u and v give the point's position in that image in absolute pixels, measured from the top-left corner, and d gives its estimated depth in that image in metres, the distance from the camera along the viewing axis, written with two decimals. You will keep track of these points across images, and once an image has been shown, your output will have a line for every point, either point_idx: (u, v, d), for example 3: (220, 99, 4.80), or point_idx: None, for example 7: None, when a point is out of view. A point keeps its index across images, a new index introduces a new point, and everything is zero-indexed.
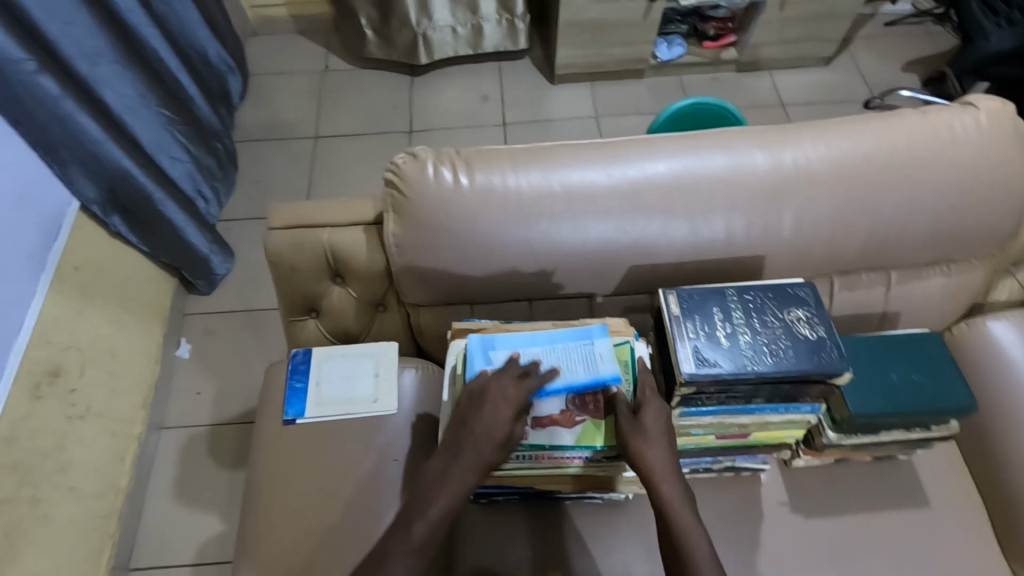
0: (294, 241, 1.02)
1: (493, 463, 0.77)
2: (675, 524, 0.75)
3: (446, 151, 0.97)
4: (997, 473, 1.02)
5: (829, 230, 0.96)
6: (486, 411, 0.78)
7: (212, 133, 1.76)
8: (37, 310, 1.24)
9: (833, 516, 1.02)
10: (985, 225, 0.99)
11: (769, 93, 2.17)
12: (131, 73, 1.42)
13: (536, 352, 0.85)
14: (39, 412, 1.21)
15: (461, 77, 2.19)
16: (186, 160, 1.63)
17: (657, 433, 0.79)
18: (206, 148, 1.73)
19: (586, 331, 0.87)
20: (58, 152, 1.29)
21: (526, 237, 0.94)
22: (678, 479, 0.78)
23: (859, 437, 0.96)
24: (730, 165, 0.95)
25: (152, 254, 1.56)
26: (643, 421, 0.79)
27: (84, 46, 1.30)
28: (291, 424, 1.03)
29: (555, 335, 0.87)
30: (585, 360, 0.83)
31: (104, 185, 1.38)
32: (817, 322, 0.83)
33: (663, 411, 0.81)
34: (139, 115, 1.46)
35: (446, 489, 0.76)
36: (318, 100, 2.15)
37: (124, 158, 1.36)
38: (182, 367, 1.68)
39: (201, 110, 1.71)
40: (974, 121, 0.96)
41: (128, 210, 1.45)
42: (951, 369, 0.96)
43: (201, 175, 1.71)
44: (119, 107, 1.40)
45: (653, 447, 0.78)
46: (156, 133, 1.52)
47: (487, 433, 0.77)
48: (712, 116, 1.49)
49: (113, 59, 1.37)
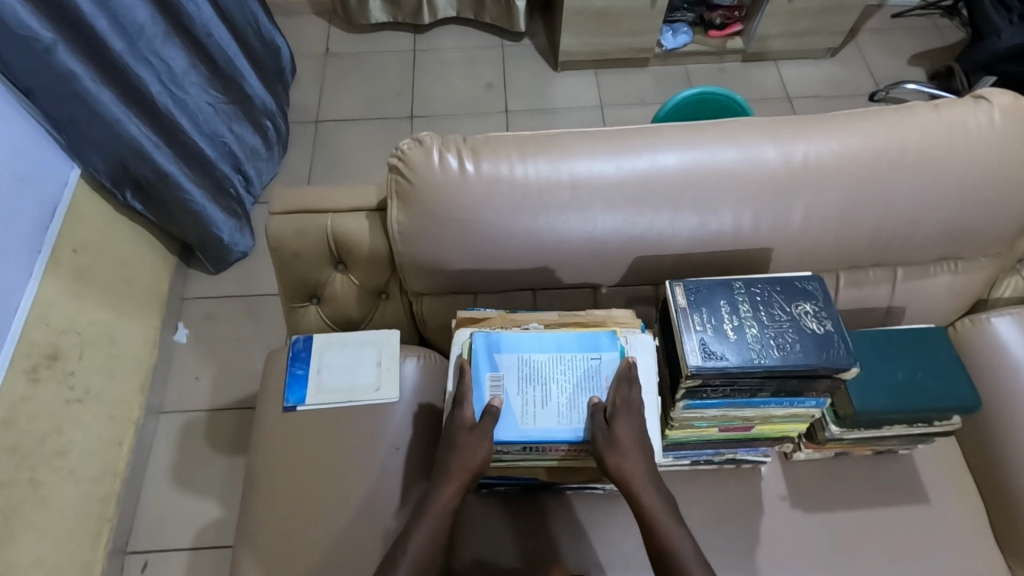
0: (297, 226, 1.01)
1: (471, 473, 0.81)
2: (659, 531, 0.78)
3: (453, 137, 0.96)
4: (999, 473, 1.03)
5: (838, 224, 0.95)
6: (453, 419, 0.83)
7: (264, 112, 1.73)
8: (35, 292, 1.22)
9: (833, 512, 1.02)
10: (996, 222, 0.98)
11: (775, 85, 2.15)
12: (170, 49, 1.40)
13: (543, 360, 0.85)
14: (38, 395, 1.20)
15: (465, 62, 2.16)
16: (228, 139, 1.62)
17: (631, 447, 0.79)
18: (253, 127, 1.71)
19: (596, 341, 0.87)
20: (75, 126, 1.27)
21: (533, 227, 0.93)
22: (657, 487, 0.79)
23: (861, 432, 0.96)
24: (741, 157, 0.93)
25: (163, 225, 1.56)
26: (617, 438, 0.78)
27: (122, 21, 1.27)
28: (291, 411, 1.03)
29: (563, 342, 0.86)
30: (594, 393, 0.83)
31: (116, 161, 1.36)
32: (825, 316, 0.82)
33: (635, 420, 0.80)
34: (178, 92, 1.44)
35: (427, 518, 0.81)
36: (320, 82, 2.12)
37: (142, 136, 1.35)
38: (180, 352, 1.67)
39: (254, 88, 1.66)
40: (987, 117, 0.95)
41: (139, 186, 1.44)
42: (956, 367, 0.95)
43: (243, 154, 1.69)
44: (157, 85, 1.37)
45: (628, 461, 0.79)
46: (197, 110, 1.51)
47: (454, 450, 0.81)
48: (718, 106, 1.48)
49: (152, 35, 1.35)
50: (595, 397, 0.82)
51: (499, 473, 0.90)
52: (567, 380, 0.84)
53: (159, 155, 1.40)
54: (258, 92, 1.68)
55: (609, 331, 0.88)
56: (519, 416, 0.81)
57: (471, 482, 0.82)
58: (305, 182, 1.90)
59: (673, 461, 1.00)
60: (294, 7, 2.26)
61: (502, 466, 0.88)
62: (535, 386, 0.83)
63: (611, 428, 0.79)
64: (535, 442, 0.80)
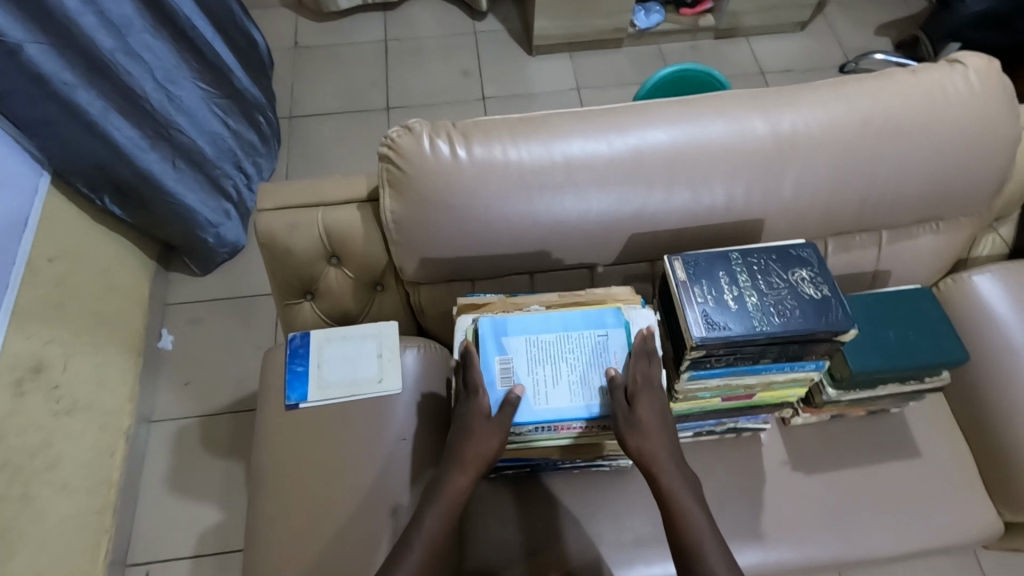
0: (288, 221, 0.99)
1: (484, 460, 0.81)
2: (676, 507, 0.78)
3: (442, 124, 0.95)
4: (986, 424, 1.07)
5: (826, 192, 0.97)
6: (468, 400, 0.83)
7: (256, 106, 1.69)
8: (12, 303, 1.17)
9: (832, 473, 1.05)
10: (975, 182, 1.01)
11: (748, 61, 2.17)
12: (160, 43, 1.35)
13: (550, 340, 0.85)
14: (24, 409, 1.16)
15: (440, 50, 2.14)
16: (222, 134, 1.58)
17: (650, 424, 0.80)
18: (246, 121, 1.68)
19: (601, 319, 0.87)
20: (56, 126, 1.23)
21: (529, 209, 0.93)
22: (677, 465, 0.80)
23: (858, 392, 0.99)
24: (731, 131, 0.94)
25: (137, 227, 1.53)
26: (637, 415, 0.80)
27: (109, 16, 1.22)
28: (294, 408, 1.02)
29: (569, 321, 0.87)
30: (603, 369, 0.84)
31: (95, 164, 1.32)
32: (821, 282, 0.84)
33: (655, 400, 0.81)
34: (172, 88, 1.40)
35: (442, 502, 0.81)
36: (292, 76, 2.08)
37: (128, 140, 1.33)
38: (166, 359, 1.63)
39: (242, 82, 1.61)
40: (963, 80, 0.98)
41: (118, 190, 1.41)
42: (943, 324, 0.99)
43: (242, 150, 1.67)
44: (150, 82, 1.33)
45: (648, 438, 0.80)
46: (192, 106, 1.47)
47: (468, 437, 0.81)
48: (697, 83, 1.49)
49: (141, 29, 1.30)
50: (612, 370, 0.82)
51: (510, 455, 0.90)
52: (575, 358, 0.85)
53: (145, 156, 1.38)
54: (248, 86, 1.63)
55: (614, 309, 0.88)
56: (531, 397, 0.82)
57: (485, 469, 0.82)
58: (283, 178, 1.86)
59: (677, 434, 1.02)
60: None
61: (514, 448, 0.88)
62: (544, 366, 0.84)
63: (631, 407, 0.80)
64: (550, 421, 0.81)
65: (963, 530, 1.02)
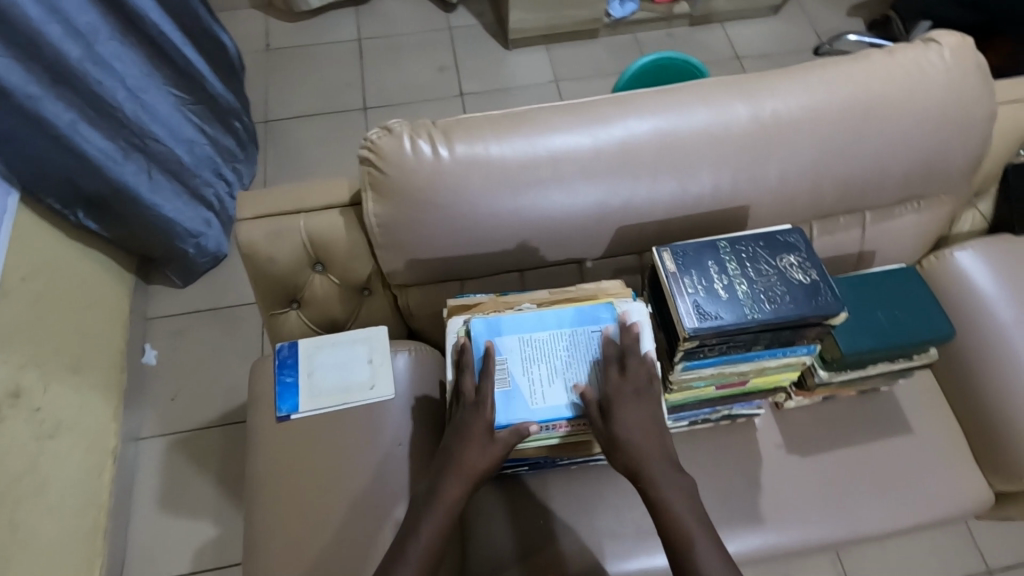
0: (269, 230, 0.97)
1: (482, 475, 0.80)
2: (666, 516, 0.75)
3: (423, 123, 0.93)
4: (974, 398, 1.09)
5: (810, 176, 0.98)
6: (468, 414, 0.81)
7: (232, 112, 1.65)
8: None
9: (826, 454, 1.06)
10: (954, 160, 1.02)
11: (723, 47, 2.17)
12: (128, 50, 1.31)
13: (545, 339, 0.84)
14: (5, 435, 1.13)
15: (415, 47, 2.11)
16: (197, 141, 1.55)
17: (628, 434, 0.78)
18: (223, 127, 1.65)
19: (594, 314, 0.86)
20: (25, 140, 1.19)
21: (515, 206, 0.92)
22: (662, 473, 0.77)
23: (848, 373, 1.00)
24: (713, 118, 0.94)
25: (114, 241, 1.49)
26: (614, 431, 0.78)
27: (74, 24, 1.17)
28: (286, 420, 1.00)
29: (563, 318, 0.86)
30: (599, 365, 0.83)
31: (68, 178, 1.29)
32: (810, 266, 0.84)
33: (633, 409, 0.79)
34: (142, 97, 1.36)
35: (437, 510, 0.79)
36: (265, 79, 2.04)
37: (102, 151, 1.30)
38: (151, 375, 1.60)
39: (216, 88, 1.55)
40: (938, 58, 0.98)
41: (93, 204, 1.37)
42: (930, 301, 1.00)
43: (219, 157, 1.64)
44: (122, 91, 1.30)
45: (628, 449, 0.78)
46: (164, 114, 1.43)
47: (469, 454, 0.79)
48: (675, 72, 1.48)
49: (109, 36, 1.26)
50: (581, 387, 0.81)
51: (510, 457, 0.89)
52: (570, 355, 0.84)
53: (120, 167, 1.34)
54: (222, 91, 1.57)
55: (607, 304, 0.88)
56: (529, 397, 0.81)
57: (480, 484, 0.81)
58: (262, 184, 1.83)
59: (673, 424, 1.02)
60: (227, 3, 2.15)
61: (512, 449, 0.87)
62: (542, 367, 0.83)
63: (607, 419, 0.79)
64: (549, 420, 0.81)
65: (954, 501, 1.04)
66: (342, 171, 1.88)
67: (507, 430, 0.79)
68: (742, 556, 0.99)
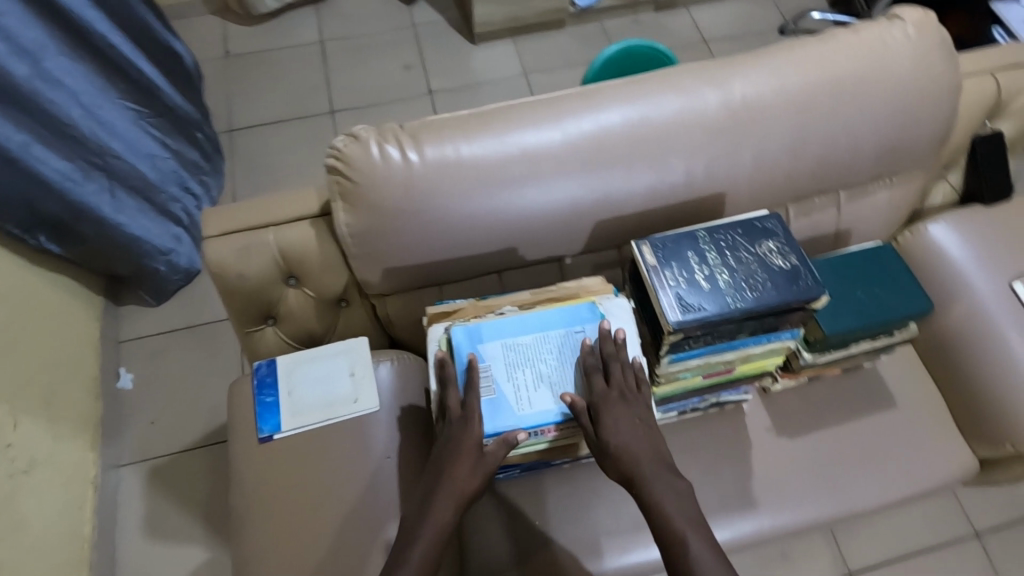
0: (237, 246, 0.94)
1: (471, 488, 0.78)
2: (661, 523, 0.74)
3: (390, 127, 0.91)
4: (954, 368, 1.10)
5: (783, 159, 0.97)
6: (455, 426, 0.79)
7: (193, 123, 1.59)
8: None
9: (815, 434, 1.07)
10: (924, 135, 1.02)
11: (690, 31, 2.17)
12: (79, 65, 1.25)
13: (528, 343, 0.83)
14: None
15: (380, 46, 2.07)
16: (159, 155, 1.49)
17: (617, 442, 0.77)
18: (185, 139, 1.59)
19: (577, 314, 0.85)
20: None
21: (490, 207, 0.90)
22: (655, 479, 0.76)
23: (832, 354, 1.00)
24: (684, 106, 0.93)
25: (79, 262, 1.44)
26: (602, 438, 0.78)
27: (19, 41, 1.12)
28: (268, 440, 0.97)
29: (545, 321, 0.85)
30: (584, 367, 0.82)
31: (26, 202, 1.23)
32: (789, 251, 0.84)
33: (620, 416, 0.78)
34: (97, 113, 1.30)
35: (429, 526, 0.76)
36: (227, 88, 1.98)
37: (60, 172, 1.25)
38: (128, 400, 1.55)
39: (174, 99, 1.50)
40: (903, 34, 0.98)
41: (54, 226, 1.32)
42: (907, 278, 1.01)
43: (184, 170, 1.59)
44: (75, 108, 1.25)
45: (619, 456, 0.77)
46: (121, 128, 1.38)
47: (458, 464, 0.77)
48: (644, 59, 1.47)
49: (58, 51, 1.20)
50: (569, 396, 0.78)
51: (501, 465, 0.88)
52: (554, 358, 0.83)
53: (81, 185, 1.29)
54: (181, 102, 1.52)
55: (589, 303, 0.87)
56: (516, 402, 0.80)
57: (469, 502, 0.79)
58: (231, 196, 1.78)
59: (662, 416, 1.01)
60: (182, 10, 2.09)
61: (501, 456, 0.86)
62: (527, 371, 0.82)
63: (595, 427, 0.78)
64: (538, 426, 0.80)
65: (941, 471, 1.06)
66: (313, 177, 1.84)
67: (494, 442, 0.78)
68: (738, 541, 1.00)
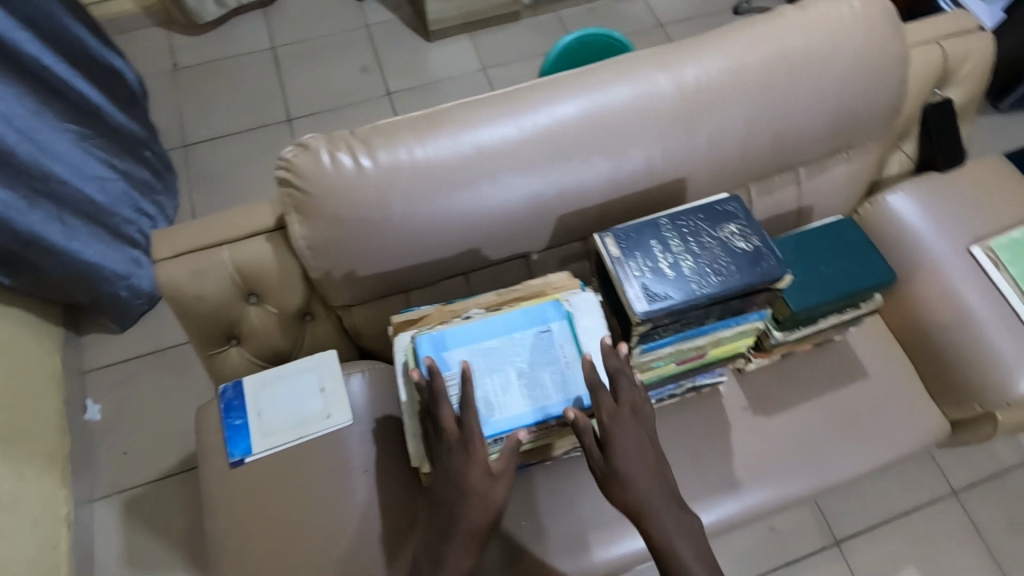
0: (191, 267, 0.91)
1: (486, 521, 0.76)
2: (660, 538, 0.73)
3: (340, 134, 0.88)
4: (922, 333, 1.12)
5: (741, 140, 0.97)
6: (456, 455, 0.75)
7: (140, 141, 1.55)
8: None
9: (792, 410, 1.08)
10: (877, 107, 1.03)
11: (646, 15, 2.16)
12: (12, 88, 1.18)
13: (494, 347, 0.82)
14: None
15: (333, 50, 2.02)
16: (108, 177, 1.44)
17: (627, 468, 0.75)
18: (135, 159, 1.54)
19: (542, 313, 0.84)
20: None
21: (450, 209, 0.88)
22: (667, 506, 0.75)
23: (801, 330, 1.01)
24: (637, 94, 0.92)
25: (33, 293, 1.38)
26: (612, 462, 0.75)
27: None
28: (240, 464, 0.94)
29: (510, 322, 0.83)
30: (553, 366, 0.81)
31: None
32: (750, 233, 0.84)
33: (629, 437, 0.76)
34: (37, 137, 1.24)
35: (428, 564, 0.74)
36: (177, 102, 1.92)
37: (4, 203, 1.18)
38: (96, 432, 1.50)
39: (116, 117, 1.45)
40: (849, 8, 0.99)
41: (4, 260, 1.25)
42: (870, 250, 1.02)
43: (136, 190, 1.54)
44: (14, 134, 1.17)
45: (628, 482, 0.75)
46: (65, 152, 1.31)
47: (470, 497, 0.75)
48: (600, 48, 1.46)
49: None
50: (571, 411, 0.75)
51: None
52: (522, 359, 0.81)
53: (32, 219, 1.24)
54: (125, 120, 1.49)
55: (552, 300, 0.85)
56: (486, 406, 0.79)
57: (484, 539, 0.77)
58: (189, 214, 1.73)
59: None
60: (124, 24, 2.01)
61: None
62: (495, 373, 0.80)
63: (604, 451, 0.76)
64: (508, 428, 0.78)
65: (915, 435, 1.08)
66: (273, 188, 1.80)
67: (501, 459, 0.76)
68: (723, 523, 1.00)
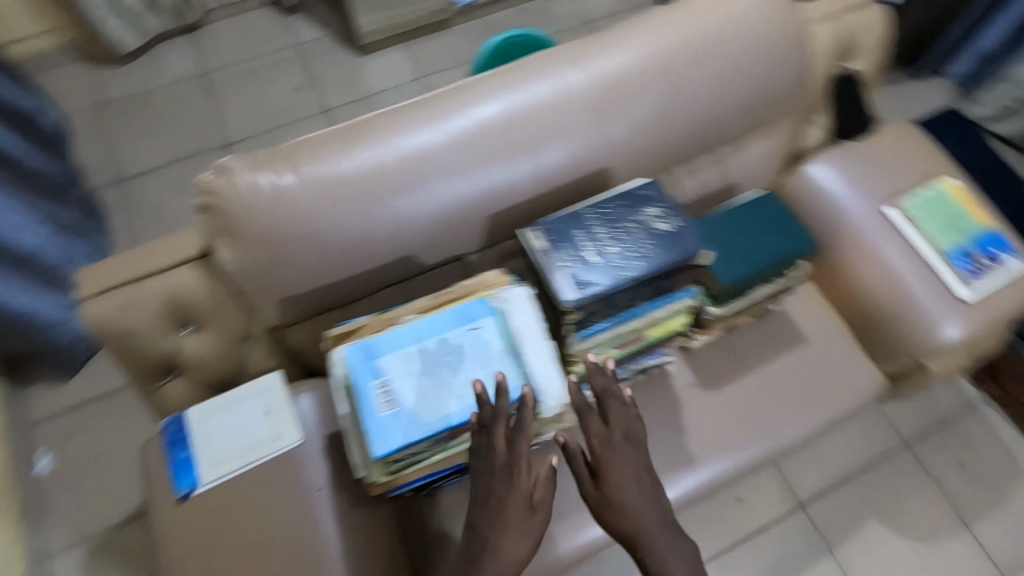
0: (116, 304, 0.89)
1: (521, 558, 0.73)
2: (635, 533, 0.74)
3: (258, 155, 0.88)
4: (852, 294, 1.17)
5: (658, 125, 1.00)
6: (500, 480, 0.75)
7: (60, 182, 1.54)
8: None
9: (739, 381, 1.11)
10: (784, 83, 1.08)
11: (574, 13, 2.20)
12: None
13: (422, 350, 0.82)
14: None
15: (263, 71, 2.00)
16: (31, 223, 1.39)
17: (621, 493, 0.78)
18: (57, 202, 1.51)
19: (469, 311, 0.85)
20: None
21: (377, 219, 0.88)
22: (663, 529, 0.77)
23: (734, 303, 1.03)
24: (553, 90, 0.94)
25: None
26: (609, 497, 0.78)
27: None
28: (188, 498, 0.91)
29: (436, 323, 0.84)
30: (484, 360, 0.82)
31: None
32: (670, 213, 0.87)
33: (625, 467, 0.80)
34: None
35: None
36: (103, 138, 1.86)
37: None
38: (45, 485, 1.44)
39: (31, 162, 1.44)
40: None
41: None
42: (790, 219, 1.05)
43: (64, 233, 1.50)
44: None
45: (624, 506, 0.78)
46: None
47: (510, 524, 0.73)
48: (525, 48, 1.48)
49: None
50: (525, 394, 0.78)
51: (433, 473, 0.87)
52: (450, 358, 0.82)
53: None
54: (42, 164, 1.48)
55: (478, 298, 0.87)
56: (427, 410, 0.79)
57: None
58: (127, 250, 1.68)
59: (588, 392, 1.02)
60: (38, 63, 1.94)
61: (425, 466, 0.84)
62: (428, 377, 0.81)
63: (598, 482, 0.79)
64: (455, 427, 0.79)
65: (855, 390, 1.13)
66: None
67: (540, 490, 0.77)
68: (682, 498, 1.03)
